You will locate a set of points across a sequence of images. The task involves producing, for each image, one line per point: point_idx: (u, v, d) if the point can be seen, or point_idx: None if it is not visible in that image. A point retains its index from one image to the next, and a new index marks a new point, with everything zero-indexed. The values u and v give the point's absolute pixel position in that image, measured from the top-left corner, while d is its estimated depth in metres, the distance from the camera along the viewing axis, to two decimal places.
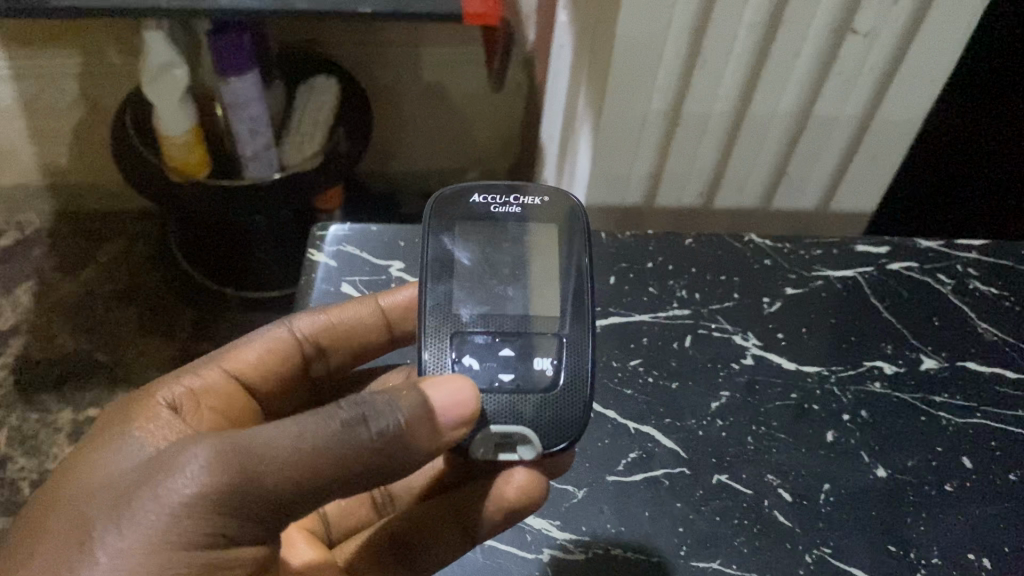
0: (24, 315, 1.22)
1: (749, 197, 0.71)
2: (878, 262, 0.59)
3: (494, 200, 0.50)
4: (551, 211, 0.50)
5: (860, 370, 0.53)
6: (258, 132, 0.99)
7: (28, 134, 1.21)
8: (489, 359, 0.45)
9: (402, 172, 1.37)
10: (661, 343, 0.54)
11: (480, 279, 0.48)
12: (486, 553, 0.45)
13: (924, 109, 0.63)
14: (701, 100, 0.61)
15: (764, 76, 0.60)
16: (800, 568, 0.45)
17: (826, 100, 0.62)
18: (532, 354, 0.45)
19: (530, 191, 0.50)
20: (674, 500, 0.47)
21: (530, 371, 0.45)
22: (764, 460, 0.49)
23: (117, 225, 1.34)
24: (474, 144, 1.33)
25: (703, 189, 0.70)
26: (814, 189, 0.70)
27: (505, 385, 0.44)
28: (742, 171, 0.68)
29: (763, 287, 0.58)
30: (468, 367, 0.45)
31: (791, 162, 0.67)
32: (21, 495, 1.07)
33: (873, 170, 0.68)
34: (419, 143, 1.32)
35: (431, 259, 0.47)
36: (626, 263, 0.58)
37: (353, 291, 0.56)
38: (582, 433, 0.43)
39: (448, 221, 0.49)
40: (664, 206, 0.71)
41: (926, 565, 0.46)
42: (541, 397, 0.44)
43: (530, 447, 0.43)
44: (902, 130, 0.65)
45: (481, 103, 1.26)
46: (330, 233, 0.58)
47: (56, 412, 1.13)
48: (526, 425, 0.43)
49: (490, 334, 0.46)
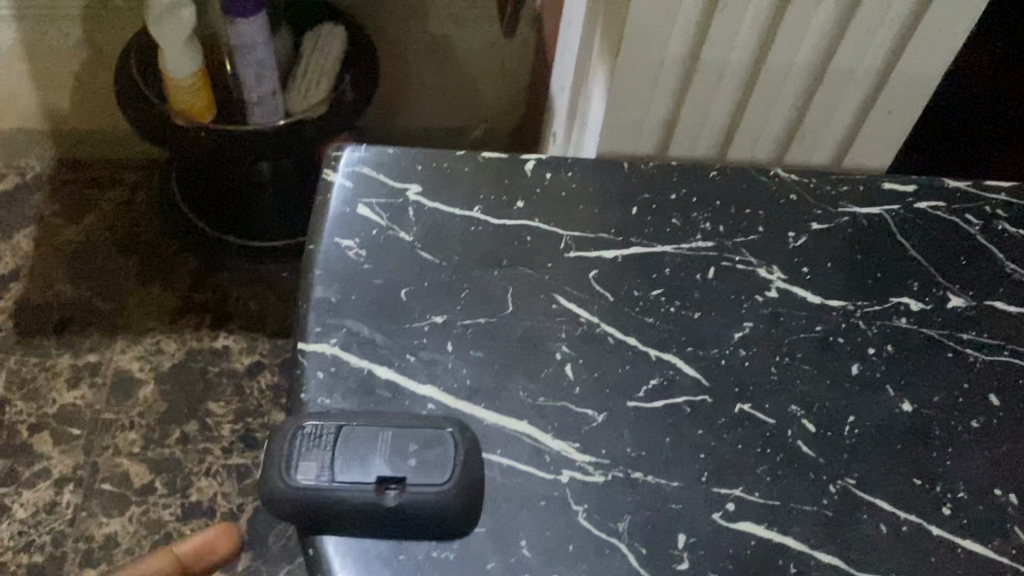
0: (24, 260, 1.20)
1: (761, 149, 0.75)
2: (905, 200, 0.58)
3: (402, 322, 0.49)
4: (454, 326, 0.49)
5: (886, 305, 0.52)
6: (264, 78, 0.97)
7: (29, 75, 1.18)
8: (347, 447, 0.42)
9: (407, 129, 1.35)
10: (683, 274, 0.53)
11: (368, 388, 0.46)
12: (504, 473, 0.44)
13: (939, 64, 0.68)
14: (719, 49, 0.65)
15: (781, 28, 0.64)
16: (824, 497, 0.45)
17: (841, 52, 0.66)
18: (379, 433, 0.43)
19: (427, 307, 0.50)
20: (695, 428, 0.46)
21: (383, 442, 0.42)
22: (788, 390, 0.48)
23: (118, 174, 1.30)
24: (480, 101, 1.32)
25: (717, 140, 0.75)
26: (827, 142, 0.75)
27: (364, 456, 0.42)
28: (756, 124, 0.72)
29: (788, 222, 0.56)
30: (336, 462, 0.42)
31: (805, 115, 0.72)
32: (20, 439, 1.04)
33: (887, 125, 0.73)
34: (424, 100, 1.30)
35: (326, 374, 0.47)
36: (648, 195, 0.56)
37: (370, 212, 0.54)
38: (451, 462, 0.42)
39: (339, 333, 0.48)
40: (677, 154, 0.75)
41: (951, 498, 0.45)
42: (399, 450, 0.42)
43: (432, 453, 0.42)
44: (916, 85, 0.69)
45: (488, 58, 1.24)
46: (345, 155, 0.56)
47: (55, 356, 1.11)
48: (405, 466, 0.42)
49: (339, 428, 0.43)
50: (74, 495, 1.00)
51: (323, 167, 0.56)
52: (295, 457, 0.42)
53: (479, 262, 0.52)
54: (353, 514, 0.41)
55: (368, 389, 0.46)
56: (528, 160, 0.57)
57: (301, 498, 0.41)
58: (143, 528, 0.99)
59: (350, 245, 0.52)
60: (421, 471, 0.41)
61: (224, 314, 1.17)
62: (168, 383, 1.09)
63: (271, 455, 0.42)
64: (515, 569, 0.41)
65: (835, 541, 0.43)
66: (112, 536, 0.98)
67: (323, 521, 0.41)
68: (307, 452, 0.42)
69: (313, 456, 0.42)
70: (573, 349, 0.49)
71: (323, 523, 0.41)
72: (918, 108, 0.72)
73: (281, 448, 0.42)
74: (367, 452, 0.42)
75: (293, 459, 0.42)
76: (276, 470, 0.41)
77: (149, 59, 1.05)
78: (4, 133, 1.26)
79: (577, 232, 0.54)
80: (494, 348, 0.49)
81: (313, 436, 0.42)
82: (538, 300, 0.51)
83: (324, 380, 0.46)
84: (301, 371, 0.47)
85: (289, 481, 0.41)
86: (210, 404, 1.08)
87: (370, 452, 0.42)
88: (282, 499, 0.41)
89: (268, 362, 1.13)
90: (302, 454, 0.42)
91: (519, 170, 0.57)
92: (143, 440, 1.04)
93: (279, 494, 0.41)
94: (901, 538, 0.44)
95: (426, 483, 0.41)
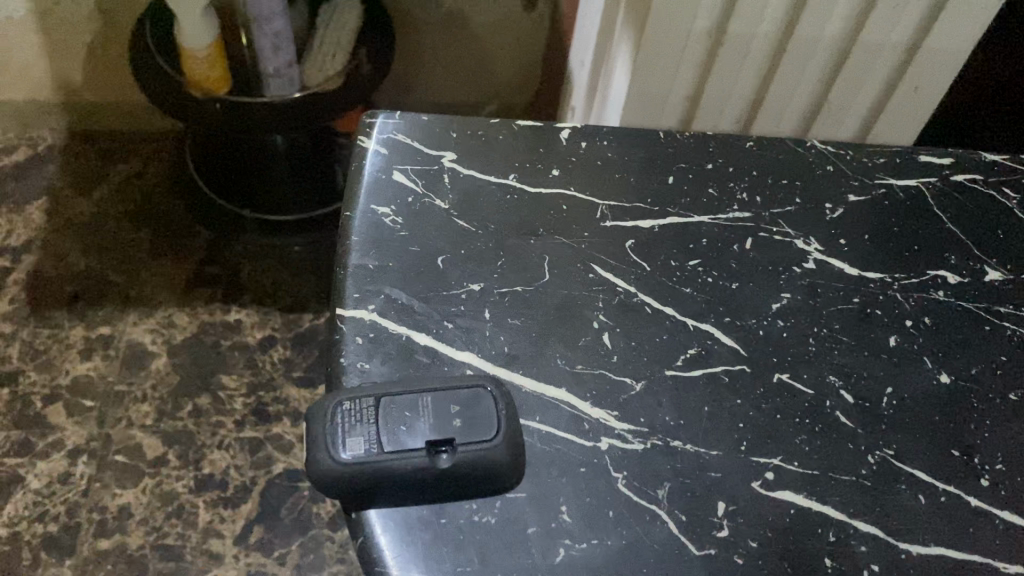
0: (37, 233, 1.19)
1: (787, 124, 0.75)
2: (942, 173, 0.58)
3: (438, 289, 0.49)
4: (493, 292, 0.49)
5: (924, 278, 0.52)
6: (281, 49, 0.97)
7: (42, 47, 1.17)
8: (391, 416, 0.42)
9: (422, 103, 1.34)
10: (720, 244, 0.53)
11: (409, 353, 0.46)
12: (544, 439, 0.44)
13: (971, 39, 0.67)
14: (746, 22, 0.65)
15: (810, 3, 0.63)
16: (863, 468, 0.45)
17: (872, 27, 0.66)
18: (419, 399, 0.43)
19: (464, 273, 0.50)
20: (733, 397, 0.46)
21: (425, 407, 0.42)
22: (826, 361, 0.48)
23: (133, 145, 1.30)
24: (496, 76, 1.31)
25: (742, 116, 0.75)
26: (854, 118, 0.75)
27: (408, 423, 0.42)
28: (780, 99, 0.72)
29: (825, 193, 0.56)
30: (382, 432, 0.41)
31: (833, 89, 0.72)
32: (34, 410, 1.04)
33: (912, 103, 0.73)
34: (440, 75, 1.29)
35: (365, 339, 0.46)
36: (685, 164, 0.56)
37: (405, 179, 0.54)
38: (495, 423, 0.43)
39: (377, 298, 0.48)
40: (702, 129, 0.75)
41: (989, 471, 0.45)
42: (443, 413, 0.42)
43: (477, 414, 0.43)
44: (947, 60, 0.68)
45: (505, 33, 1.23)
46: (379, 123, 0.56)
47: (68, 328, 1.11)
48: (451, 428, 0.42)
49: (379, 399, 0.43)
50: (88, 466, 1.00)
51: (357, 134, 0.56)
52: (339, 435, 0.41)
53: (514, 230, 0.52)
54: (395, 480, 0.40)
55: (407, 355, 0.46)
56: (564, 129, 0.58)
57: (355, 473, 0.40)
58: (157, 500, 0.98)
59: (386, 212, 0.52)
60: (468, 433, 0.42)
61: (238, 286, 1.17)
62: (181, 356, 1.09)
63: (314, 436, 0.42)
64: (555, 534, 0.41)
65: (874, 511, 0.43)
66: (126, 507, 0.97)
67: (365, 489, 0.40)
68: (351, 428, 0.42)
69: (357, 431, 0.41)
70: (610, 318, 0.49)
71: (361, 494, 0.40)
72: (948, 83, 0.71)
73: (323, 428, 0.42)
74: (411, 419, 0.42)
75: (338, 438, 0.41)
76: (323, 449, 0.41)
77: (165, 32, 1.04)
78: (17, 104, 1.25)
79: (612, 202, 0.54)
80: (532, 315, 0.48)
81: (354, 411, 0.42)
82: (575, 269, 0.51)
83: (363, 346, 0.46)
84: (340, 336, 0.47)
85: (338, 459, 0.41)
86: (222, 376, 1.08)
87: (414, 418, 0.42)
88: (334, 477, 0.40)
89: (280, 336, 1.13)
90: (347, 431, 0.41)
91: (555, 140, 0.57)
92: (156, 413, 1.04)
93: (329, 470, 0.40)
94: (940, 508, 0.44)
95: (476, 443, 0.42)
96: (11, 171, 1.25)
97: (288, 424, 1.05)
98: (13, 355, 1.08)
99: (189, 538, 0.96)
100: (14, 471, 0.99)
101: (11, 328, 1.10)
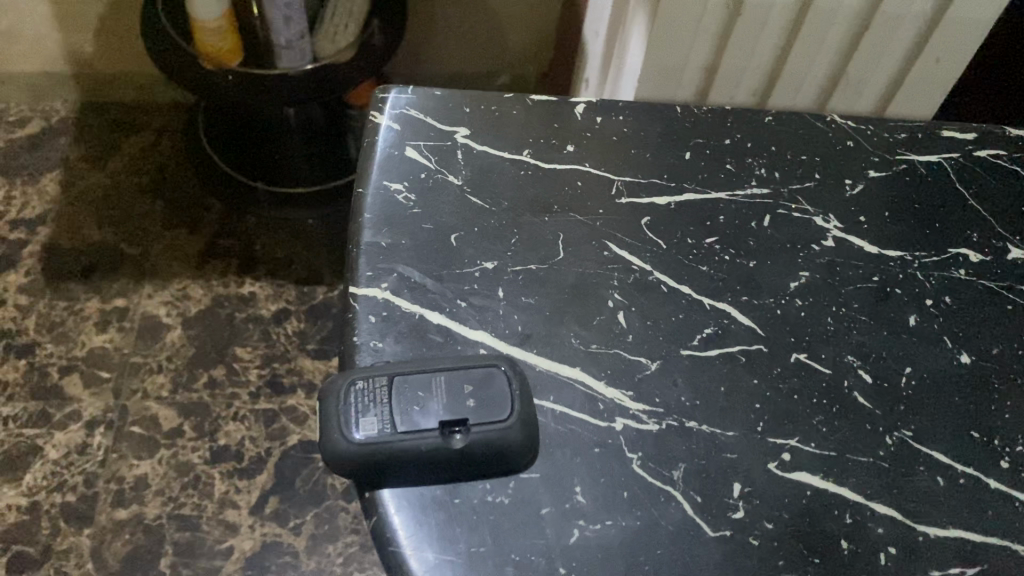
0: (51, 205, 1.19)
1: (803, 97, 0.74)
2: (965, 148, 0.57)
3: (452, 268, 0.48)
4: (507, 271, 0.49)
5: (944, 257, 0.51)
6: (292, 20, 0.94)
7: (53, 18, 1.16)
8: (403, 397, 0.42)
9: (432, 75, 1.33)
10: (738, 222, 0.52)
11: (422, 333, 0.46)
12: (558, 419, 0.44)
13: (993, 10, 0.65)
14: None
15: None
16: (881, 449, 0.44)
17: None
18: (431, 379, 0.42)
19: (477, 251, 0.49)
20: (750, 377, 0.46)
21: (437, 387, 0.42)
22: (844, 340, 0.48)
23: (144, 116, 1.30)
24: (507, 47, 1.29)
25: (758, 88, 0.73)
26: (873, 91, 0.73)
27: (421, 404, 0.41)
28: (798, 71, 0.71)
29: (845, 169, 0.55)
30: (394, 411, 0.41)
31: (852, 63, 0.70)
32: (51, 382, 1.04)
33: (933, 74, 0.71)
34: (450, 46, 1.28)
35: (379, 318, 0.46)
36: (702, 140, 0.55)
37: (418, 154, 0.53)
38: (508, 406, 0.42)
39: (390, 278, 0.48)
40: (717, 102, 0.74)
41: (1009, 452, 0.45)
42: (455, 395, 0.42)
43: (489, 394, 0.42)
44: (967, 31, 0.67)
45: (517, 4, 1.22)
46: (391, 97, 0.56)
47: (84, 300, 1.11)
48: (463, 409, 0.41)
49: (391, 379, 0.42)
50: (105, 437, 1.00)
51: (370, 109, 0.55)
52: (352, 415, 0.41)
53: (529, 207, 0.51)
54: (408, 460, 0.40)
55: (421, 334, 0.46)
56: (579, 103, 0.57)
57: (368, 454, 0.40)
58: (173, 471, 0.99)
59: (399, 189, 0.51)
60: (482, 414, 0.42)
61: (252, 258, 1.17)
62: (196, 328, 1.10)
63: (327, 416, 0.41)
64: (570, 515, 0.41)
65: (891, 493, 0.43)
66: (142, 477, 0.98)
67: (380, 469, 0.40)
68: (365, 408, 0.41)
69: (371, 412, 0.41)
70: (625, 297, 0.48)
71: (377, 474, 0.40)
72: (969, 55, 0.70)
73: (337, 407, 0.41)
74: (424, 399, 0.42)
75: (351, 418, 0.41)
76: (337, 429, 0.41)
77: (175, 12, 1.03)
78: (30, 75, 1.25)
79: (628, 178, 0.53)
80: (547, 294, 0.48)
81: (366, 391, 0.42)
82: (589, 247, 0.50)
83: (376, 325, 0.46)
84: (352, 315, 0.46)
85: (351, 439, 0.40)
86: (237, 348, 1.08)
87: (426, 398, 0.42)
88: (348, 457, 0.40)
89: (294, 308, 1.13)
90: (360, 411, 0.41)
91: (570, 115, 0.56)
92: (171, 385, 1.04)
93: (342, 450, 0.40)
94: (959, 490, 0.43)
95: (489, 423, 0.41)
96: (24, 142, 1.25)
97: (301, 396, 1.06)
98: (29, 327, 1.08)
99: (205, 509, 0.97)
100: (32, 442, 1.00)
101: (26, 299, 1.10)
